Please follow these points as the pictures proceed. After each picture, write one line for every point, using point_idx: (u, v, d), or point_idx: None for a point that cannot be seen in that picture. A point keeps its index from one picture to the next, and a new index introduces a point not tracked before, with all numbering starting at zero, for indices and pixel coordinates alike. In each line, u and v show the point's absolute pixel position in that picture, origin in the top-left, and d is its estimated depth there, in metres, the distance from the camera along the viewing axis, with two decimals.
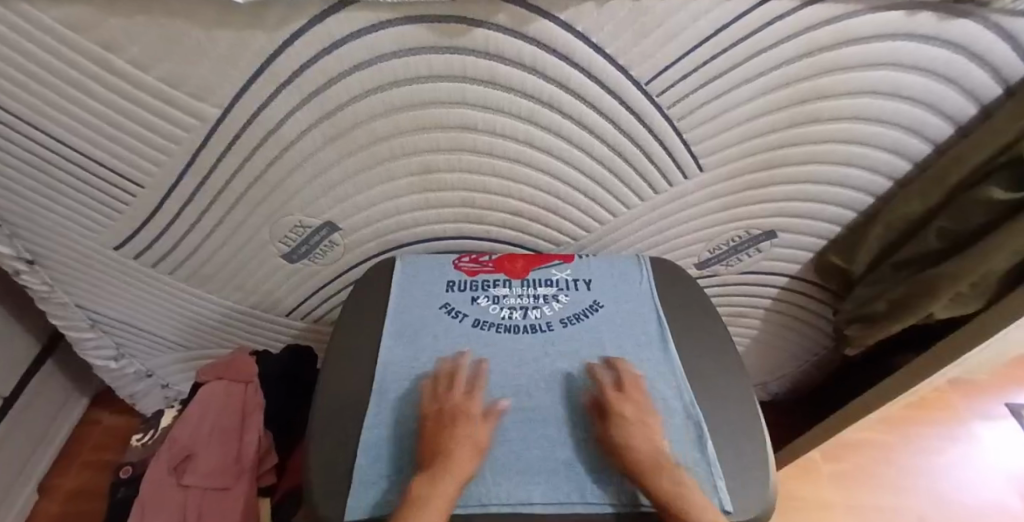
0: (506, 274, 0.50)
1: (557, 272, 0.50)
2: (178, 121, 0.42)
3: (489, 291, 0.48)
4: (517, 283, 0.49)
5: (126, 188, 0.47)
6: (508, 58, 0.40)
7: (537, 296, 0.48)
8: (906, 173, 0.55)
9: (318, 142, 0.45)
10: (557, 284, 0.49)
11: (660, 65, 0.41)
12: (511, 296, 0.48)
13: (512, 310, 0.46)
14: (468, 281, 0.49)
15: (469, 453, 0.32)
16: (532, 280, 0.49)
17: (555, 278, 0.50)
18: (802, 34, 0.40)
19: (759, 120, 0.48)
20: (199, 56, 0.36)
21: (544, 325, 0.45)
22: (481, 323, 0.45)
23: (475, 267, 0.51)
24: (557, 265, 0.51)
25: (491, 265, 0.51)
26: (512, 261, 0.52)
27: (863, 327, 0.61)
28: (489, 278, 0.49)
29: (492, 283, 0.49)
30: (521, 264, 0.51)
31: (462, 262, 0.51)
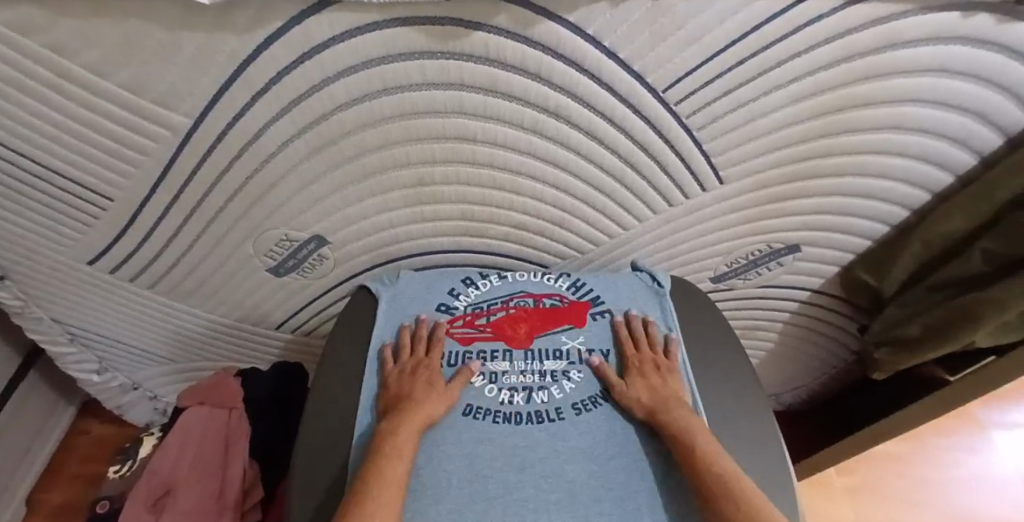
0: (508, 343, 0.42)
1: (567, 340, 0.43)
2: (147, 132, 0.38)
3: (485, 366, 0.41)
4: (519, 354, 0.42)
5: (96, 202, 0.44)
6: (511, 63, 0.35)
7: (544, 373, 0.40)
8: (946, 186, 0.50)
9: (303, 153, 0.42)
10: (568, 357, 0.42)
11: (678, 71, 0.36)
12: (511, 374, 0.40)
13: (513, 392, 0.39)
14: (461, 352, 0.42)
15: (436, 399, 0.36)
16: (538, 351, 0.42)
17: (565, 348, 0.42)
18: (843, 35, 0.35)
19: (785, 131, 0.43)
20: (160, 60, 0.32)
21: (554, 412, 0.37)
22: (474, 410, 0.37)
23: (469, 333, 0.43)
24: (567, 330, 0.43)
25: (488, 330, 0.43)
26: (513, 324, 0.43)
27: (893, 351, 0.57)
28: (486, 347, 0.42)
29: (489, 356, 0.41)
30: (525, 328, 0.43)
31: (453, 328, 0.43)
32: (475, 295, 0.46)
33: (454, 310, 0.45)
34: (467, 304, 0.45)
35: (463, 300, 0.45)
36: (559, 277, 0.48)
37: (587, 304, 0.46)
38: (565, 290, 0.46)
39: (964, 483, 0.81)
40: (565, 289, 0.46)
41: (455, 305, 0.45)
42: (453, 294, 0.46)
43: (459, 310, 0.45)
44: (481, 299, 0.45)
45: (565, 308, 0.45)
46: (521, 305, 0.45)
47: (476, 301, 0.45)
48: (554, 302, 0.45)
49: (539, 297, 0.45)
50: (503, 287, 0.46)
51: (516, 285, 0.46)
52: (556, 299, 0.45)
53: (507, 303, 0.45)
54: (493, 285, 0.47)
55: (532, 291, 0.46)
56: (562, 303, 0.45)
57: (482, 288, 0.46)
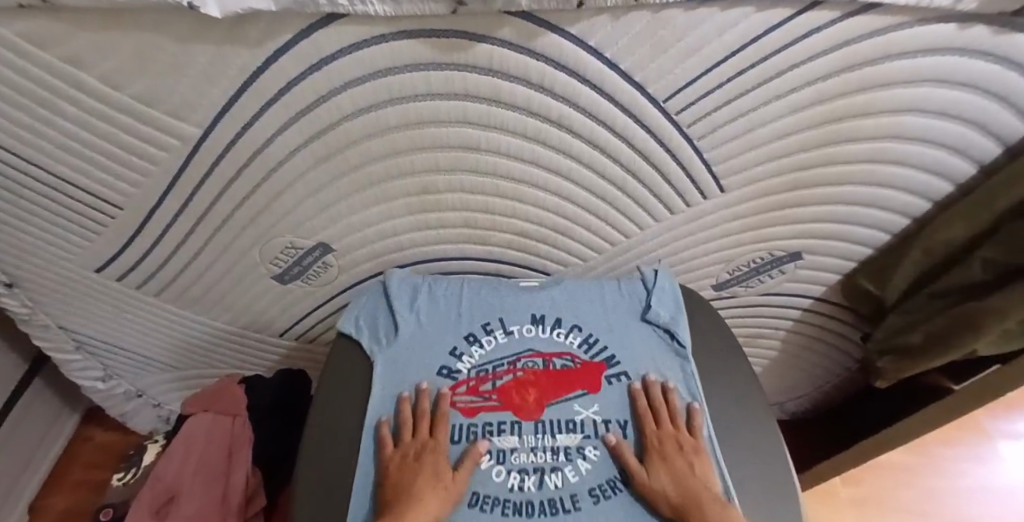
0: (516, 414, 0.39)
1: (581, 410, 0.39)
2: (158, 142, 0.39)
3: (492, 441, 0.37)
4: (529, 427, 0.38)
5: (106, 210, 0.45)
6: (515, 74, 0.36)
7: (556, 450, 0.37)
8: (946, 194, 0.51)
9: (310, 162, 0.42)
10: (583, 430, 0.38)
11: (679, 81, 0.37)
12: (520, 452, 0.37)
13: (524, 475, 0.35)
14: (465, 427, 0.39)
15: (441, 493, 0.33)
16: (549, 423, 0.38)
17: (579, 419, 0.39)
18: (841, 46, 0.36)
19: (785, 140, 0.44)
20: (172, 72, 0.33)
21: (569, 499, 0.34)
22: (480, 500, 0.34)
23: (474, 403, 0.40)
24: (580, 397, 0.40)
25: (494, 398, 0.40)
26: (521, 391, 0.40)
27: (896, 360, 0.57)
28: (492, 419, 0.39)
29: (496, 430, 0.38)
30: (534, 396, 0.40)
31: (456, 397, 0.40)
32: (480, 356, 0.43)
33: (457, 374, 0.41)
34: (470, 367, 0.42)
35: (466, 363, 0.42)
36: (570, 331, 0.44)
37: (601, 365, 0.42)
38: (577, 348, 0.43)
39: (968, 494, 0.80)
40: (577, 347, 0.43)
41: (457, 368, 0.42)
42: (455, 354, 0.43)
43: (462, 374, 0.42)
44: (485, 360, 0.42)
45: (577, 370, 0.42)
46: (530, 367, 0.42)
47: (480, 363, 0.42)
48: (565, 362, 0.42)
49: (549, 357, 0.42)
50: (509, 344, 0.43)
51: (523, 343, 0.43)
52: (568, 359, 0.42)
53: (514, 366, 0.42)
54: (498, 342, 0.43)
55: (541, 349, 0.43)
56: (574, 365, 0.42)
57: (487, 346, 0.43)
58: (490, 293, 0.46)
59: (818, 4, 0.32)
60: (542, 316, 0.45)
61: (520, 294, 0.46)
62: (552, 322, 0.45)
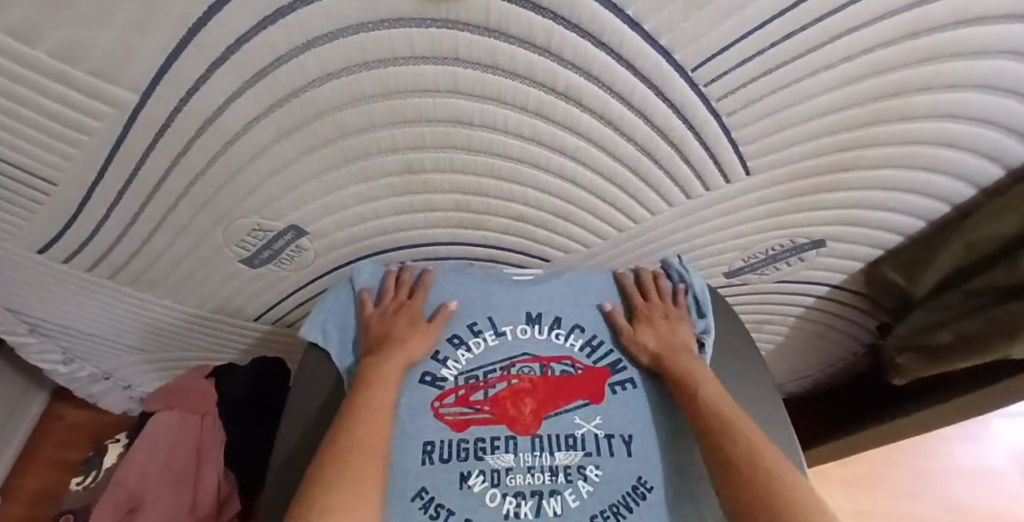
0: (511, 427, 0.36)
1: (583, 423, 0.36)
2: (84, 108, 0.32)
3: (484, 461, 0.34)
4: (526, 444, 0.35)
5: (36, 186, 0.39)
6: (515, 34, 0.29)
7: (556, 470, 0.34)
8: (991, 182, 0.46)
9: (272, 134, 0.36)
10: (583, 447, 0.35)
11: (712, 48, 0.31)
12: (517, 473, 0.34)
13: (520, 500, 0.32)
14: (455, 443, 0.35)
15: (417, 339, 0.38)
16: (548, 439, 0.35)
17: (579, 434, 0.36)
18: (914, 9, 0.29)
19: (823, 119, 0.38)
20: (85, 24, 0.26)
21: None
22: None
23: (463, 416, 0.36)
24: (582, 409, 0.37)
25: (488, 410, 0.36)
26: (517, 401, 0.37)
27: (919, 359, 0.54)
28: (485, 435, 0.35)
29: (488, 447, 0.35)
30: (531, 406, 0.37)
31: (444, 409, 0.36)
32: (468, 361, 0.39)
33: (442, 382, 0.38)
34: (457, 374, 0.39)
35: (453, 369, 0.39)
36: (571, 333, 0.41)
37: (604, 371, 0.39)
38: (578, 352, 0.40)
39: (970, 475, 0.81)
40: (577, 351, 0.41)
41: (442, 375, 0.38)
42: (438, 358, 0.39)
43: (447, 382, 0.38)
44: (475, 365, 0.39)
45: (578, 378, 0.39)
46: (525, 373, 0.39)
47: (469, 368, 0.39)
48: (565, 369, 0.39)
49: (546, 362, 0.40)
50: (501, 348, 0.40)
51: (516, 346, 0.40)
52: (567, 364, 0.40)
53: (508, 373, 0.39)
54: (488, 344, 0.40)
55: (537, 353, 0.40)
56: (574, 371, 0.39)
57: (476, 350, 0.40)
58: (482, 289, 0.43)
59: None
60: (538, 315, 0.42)
61: (512, 290, 0.43)
62: (550, 322, 0.42)
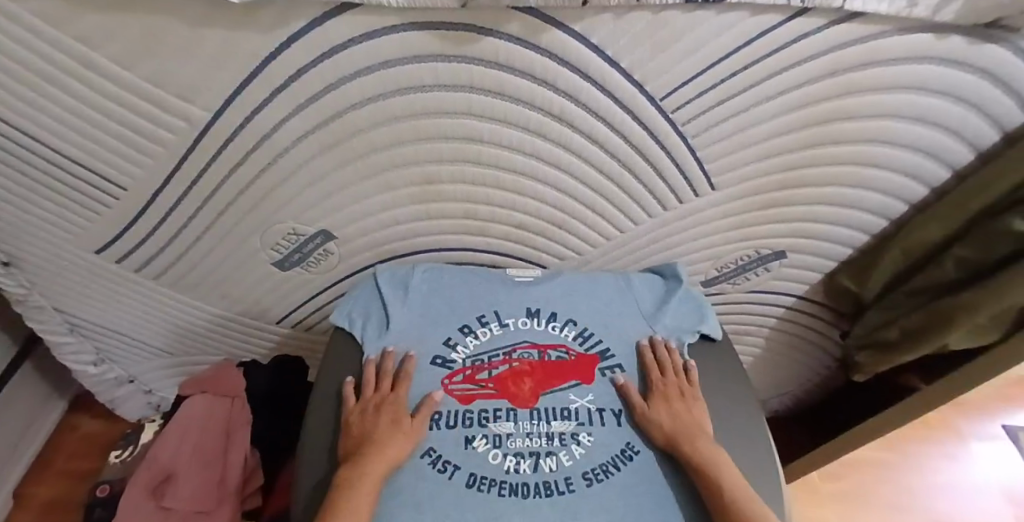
0: (512, 401, 0.40)
1: (576, 398, 0.41)
2: (166, 124, 0.40)
3: (488, 427, 0.39)
4: (525, 415, 0.40)
5: (110, 191, 0.45)
6: (518, 68, 0.37)
7: (551, 436, 0.39)
8: (922, 198, 0.53)
9: (315, 149, 0.43)
10: (577, 417, 0.40)
11: (674, 81, 0.39)
12: (517, 437, 0.38)
13: (520, 458, 0.37)
14: (461, 413, 0.40)
15: (398, 440, 0.36)
16: (544, 411, 0.40)
17: (573, 407, 0.40)
18: (828, 51, 0.38)
19: (771, 141, 0.46)
20: (187, 56, 0.34)
21: (563, 482, 0.36)
22: (478, 481, 0.35)
23: (470, 391, 0.41)
24: (575, 388, 0.42)
25: (491, 386, 0.41)
26: (517, 380, 0.41)
27: (874, 354, 0.60)
28: (488, 406, 0.40)
29: (491, 416, 0.39)
30: (530, 384, 0.41)
31: (453, 385, 0.41)
32: (475, 346, 0.44)
33: (451, 364, 0.43)
34: (465, 357, 0.43)
35: (461, 352, 0.43)
36: (565, 325, 0.46)
37: (595, 358, 0.44)
38: (572, 341, 0.45)
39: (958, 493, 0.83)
40: (571, 339, 0.45)
41: (452, 358, 0.43)
42: (449, 344, 0.44)
43: (456, 363, 0.43)
44: (481, 350, 0.44)
45: (572, 362, 0.43)
46: (525, 358, 0.43)
47: (475, 353, 0.43)
48: (560, 355, 0.44)
49: (544, 348, 0.44)
50: (504, 336, 0.45)
51: (517, 335, 0.45)
52: (562, 351, 0.44)
53: (510, 357, 0.43)
54: (494, 333, 0.45)
55: (535, 341, 0.45)
56: (569, 356, 0.43)
57: (483, 337, 0.45)
58: (486, 288, 0.48)
59: (805, 11, 0.34)
60: (537, 310, 0.47)
61: (513, 289, 0.48)
62: (547, 315, 0.46)
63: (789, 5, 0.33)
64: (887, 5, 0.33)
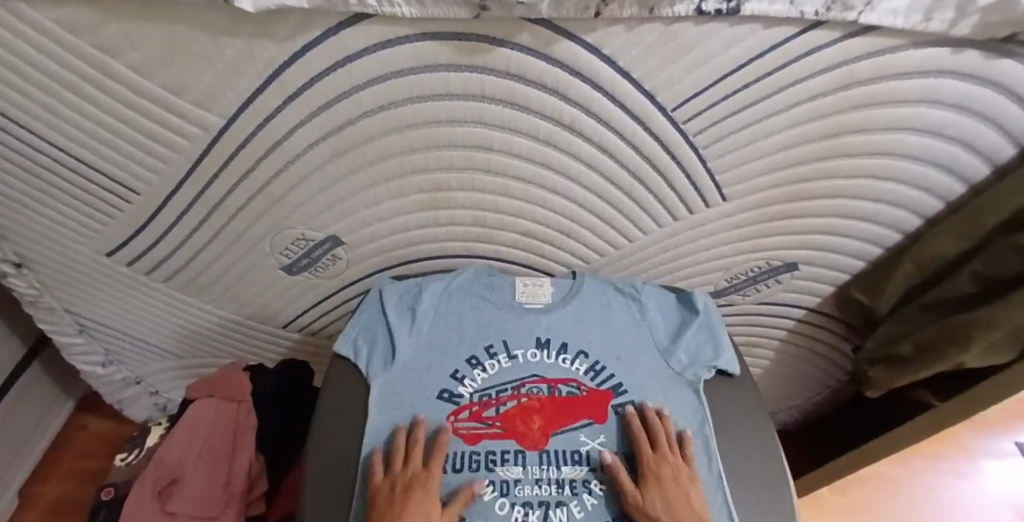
0: (521, 442, 0.38)
1: (587, 440, 0.39)
2: (181, 130, 0.40)
3: (495, 472, 0.36)
4: (533, 458, 0.37)
5: (124, 196, 0.45)
6: (528, 78, 0.37)
7: (562, 483, 0.36)
8: (937, 212, 0.53)
9: (326, 155, 0.44)
10: (588, 462, 0.38)
11: (685, 93, 0.39)
12: (525, 484, 0.36)
13: (527, 509, 0.34)
14: (467, 454, 0.37)
15: None
16: (554, 454, 0.38)
17: (585, 450, 0.38)
18: (842, 64, 0.38)
19: (782, 153, 0.46)
20: (204, 65, 0.35)
21: None
22: None
23: (476, 429, 0.39)
24: (586, 428, 0.40)
25: (499, 425, 0.39)
26: (526, 418, 0.39)
27: (887, 370, 0.58)
28: (496, 448, 0.37)
29: (498, 459, 0.37)
30: (539, 423, 0.39)
31: (459, 422, 0.39)
32: (483, 380, 0.42)
33: (459, 399, 0.40)
34: (472, 392, 0.41)
35: (469, 387, 0.41)
36: (576, 358, 0.44)
37: (609, 394, 0.42)
38: (583, 376, 0.43)
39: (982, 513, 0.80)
40: (583, 374, 0.43)
41: (458, 392, 0.41)
42: (456, 377, 0.42)
43: (463, 398, 0.40)
44: (488, 385, 0.41)
45: (584, 398, 0.41)
46: (534, 393, 0.41)
47: (483, 387, 0.41)
48: (571, 390, 0.42)
49: (554, 383, 0.42)
50: (513, 369, 0.43)
51: (527, 368, 0.43)
52: (574, 386, 0.42)
53: (519, 392, 0.41)
54: (502, 366, 0.43)
55: (544, 375, 0.42)
56: (581, 392, 0.41)
57: (491, 370, 0.42)
58: (495, 315, 0.46)
59: (819, 24, 0.34)
60: (546, 340, 0.45)
61: (523, 316, 0.46)
62: (558, 346, 0.44)
63: (803, 18, 0.33)
64: (901, 18, 0.33)
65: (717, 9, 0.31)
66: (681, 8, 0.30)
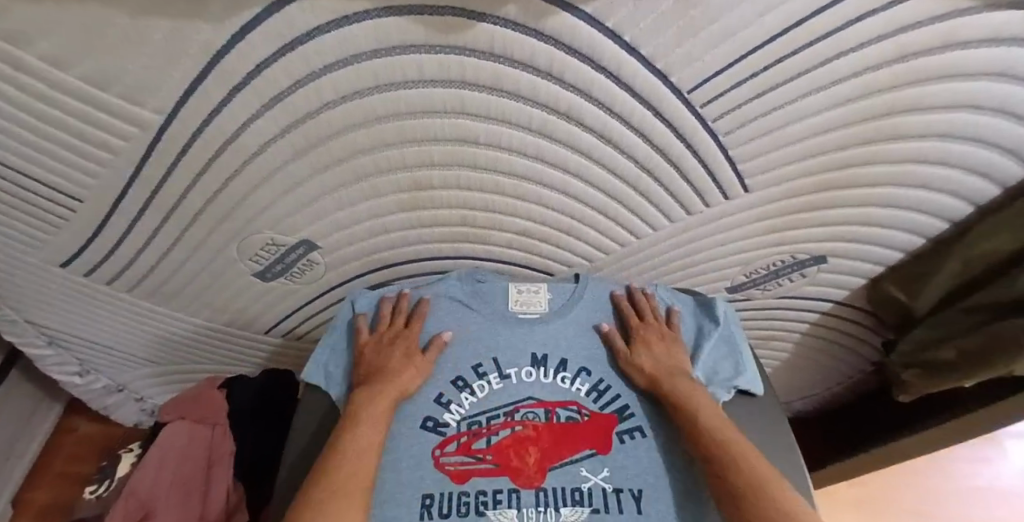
0: (514, 479, 0.35)
1: (589, 475, 0.36)
2: (115, 130, 0.35)
3: (486, 516, 0.33)
4: (529, 499, 0.34)
5: (66, 203, 0.40)
6: (516, 59, 0.31)
7: None
8: (990, 199, 0.46)
9: (287, 153, 0.38)
10: (590, 503, 0.35)
11: (705, 72, 0.32)
12: None
13: None
14: (455, 496, 0.34)
15: (411, 371, 0.39)
16: (552, 493, 0.35)
17: (585, 488, 0.35)
18: (900, 32, 0.31)
19: (817, 138, 0.39)
20: (123, 54, 0.29)
21: None
22: None
23: (465, 465, 0.36)
24: (589, 459, 0.37)
25: (490, 459, 0.36)
26: (520, 452, 0.37)
27: (921, 376, 0.53)
28: (487, 487, 0.35)
29: (490, 500, 0.34)
30: (534, 457, 0.37)
31: (445, 457, 0.36)
32: (471, 405, 0.40)
33: (444, 429, 0.38)
34: (460, 419, 0.39)
35: (456, 413, 0.39)
36: (576, 377, 0.42)
37: (612, 419, 0.40)
38: (584, 397, 0.41)
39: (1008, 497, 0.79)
40: (584, 395, 0.41)
41: (444, 421, 0.39)
42: (441, 402, 0.40)
43: (450, 428, 0.38)
44: (475, 412, 0.39)
45: (583, 426, 0.39)
46: (529, 420, 0.39)
47: (472, 413, 0.39)
48: (571, 415, 0.39)
49: (551, 407, 0.40)
50: (506, 391, 0.40)
51: (521, 390, 0.41)
52: (573, 411, 0.40)
53: (512, 419, 0.39)
54: (493, 388, 0.41)
55: (542, 398, 0.40)
56: (580, 419, 0.39)
57: (480, 393, 0.40)
58: (486, 329, 0.44)
59: None
60: (544, 357, 0.42)
61: (516, 328, 0.44)
62: (555, 364, 0.42)
63: None
64: None
65: None
66: None
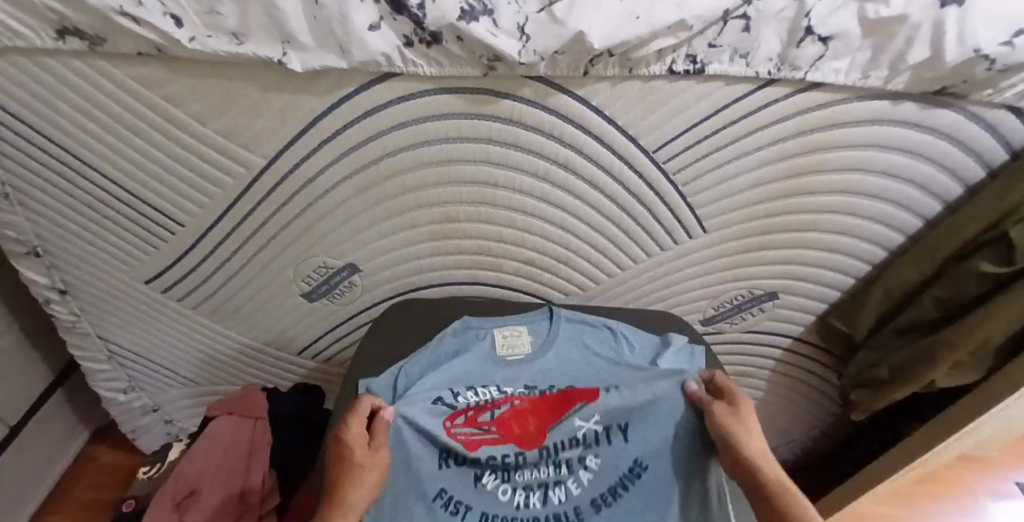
0: (519, 442, 0.39)
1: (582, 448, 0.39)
2: (225, 169, 0.46)
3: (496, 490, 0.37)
4: (534, 455, 0.39)
5: (166, 227, 0.51)
6: (529, 124, 0.44)
7: (560, 463, 0.38)
8: (899, 244, 0.58)
9: (349, 191, 0.49)
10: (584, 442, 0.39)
11: (664, 138, 0.45)
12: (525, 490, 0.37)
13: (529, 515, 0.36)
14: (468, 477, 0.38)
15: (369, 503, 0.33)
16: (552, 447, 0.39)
17: (581, 432, 0.39)
18: (798, 114, 0.44)
19: (754, 190, 0.51)
20: (252, 114, 0.41)
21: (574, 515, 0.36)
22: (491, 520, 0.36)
23: (475, 435, 0.39)
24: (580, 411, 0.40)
25: (495, 429, 0.39)
26: (522, 420, 0.40)
27: (867, 393, 0.61)
28: (496, 452, 0.38)
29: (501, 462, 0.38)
30: (535, 422, 0.40)
31: (456, 428, 0.39)
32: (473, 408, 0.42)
33: (453, 403, 0.40)
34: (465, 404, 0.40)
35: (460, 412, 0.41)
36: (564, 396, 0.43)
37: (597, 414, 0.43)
38: None
39: None
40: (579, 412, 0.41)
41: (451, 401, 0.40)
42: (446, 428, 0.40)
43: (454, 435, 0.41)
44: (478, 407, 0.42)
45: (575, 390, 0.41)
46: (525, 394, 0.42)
47: None
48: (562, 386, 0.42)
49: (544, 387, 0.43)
50: None
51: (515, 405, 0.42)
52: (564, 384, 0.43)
53: (511, 393, 0.41)
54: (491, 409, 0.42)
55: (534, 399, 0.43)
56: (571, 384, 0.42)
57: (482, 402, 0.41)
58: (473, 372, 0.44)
59: (773, 82, 0.41)
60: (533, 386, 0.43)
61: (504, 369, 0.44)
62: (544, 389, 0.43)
63: (760, 76, 0.40)
64: (843, 76, 0.40)
65: (686, 70, 0.38)
66: (657, 68, 0.38)
